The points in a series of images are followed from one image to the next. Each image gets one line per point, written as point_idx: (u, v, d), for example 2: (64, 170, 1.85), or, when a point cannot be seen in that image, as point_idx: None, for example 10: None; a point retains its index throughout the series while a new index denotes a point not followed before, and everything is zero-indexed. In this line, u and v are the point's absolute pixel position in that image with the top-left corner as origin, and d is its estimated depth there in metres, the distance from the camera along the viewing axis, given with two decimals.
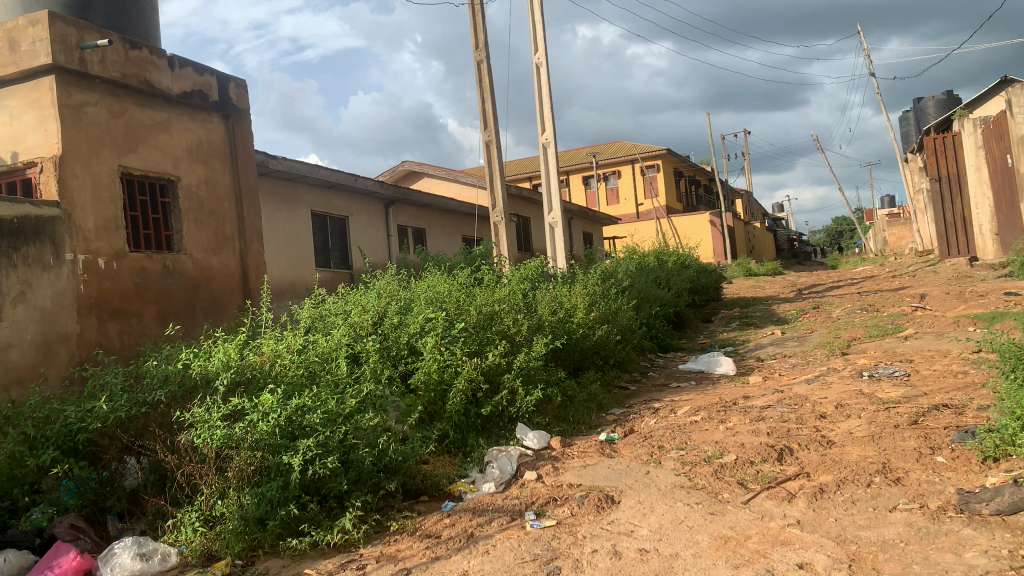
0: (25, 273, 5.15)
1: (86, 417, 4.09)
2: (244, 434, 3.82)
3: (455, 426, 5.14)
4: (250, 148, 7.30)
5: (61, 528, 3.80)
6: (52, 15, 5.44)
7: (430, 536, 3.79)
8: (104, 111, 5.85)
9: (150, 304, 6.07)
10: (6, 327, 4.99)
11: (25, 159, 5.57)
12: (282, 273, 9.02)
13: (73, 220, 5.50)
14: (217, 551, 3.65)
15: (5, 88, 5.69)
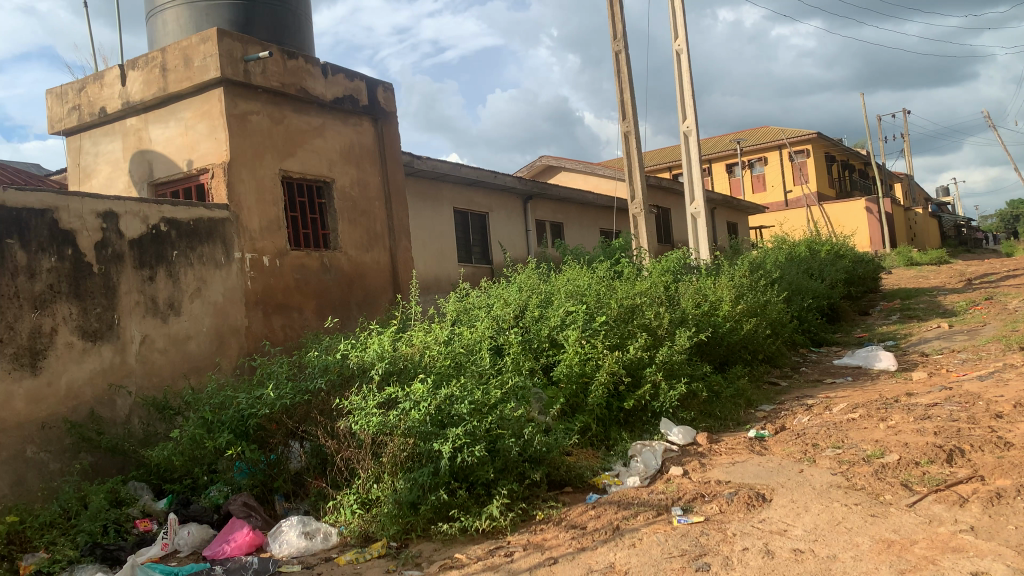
0: (200, 270, 5.64)
1: (255, 404, 4.41)
2: (397, 421, 3.99)
3: (597, 419, 5.16)
4: (398, 149, 7.58)
5: (235, 505, 4.15)
6: (221, 32, 5.87)
7: (575, 526, 3.82)
8: (266, 118, 6.27)
9: (310, 299, 6.46)
10: (186, 321, 5.52)
11: (199, 167, 6.06)
12: (427, 268, 9.33)
13: (241, 221, 5.94)
14: (374, 532, 3.86)
15: (181, 101, 6.19)
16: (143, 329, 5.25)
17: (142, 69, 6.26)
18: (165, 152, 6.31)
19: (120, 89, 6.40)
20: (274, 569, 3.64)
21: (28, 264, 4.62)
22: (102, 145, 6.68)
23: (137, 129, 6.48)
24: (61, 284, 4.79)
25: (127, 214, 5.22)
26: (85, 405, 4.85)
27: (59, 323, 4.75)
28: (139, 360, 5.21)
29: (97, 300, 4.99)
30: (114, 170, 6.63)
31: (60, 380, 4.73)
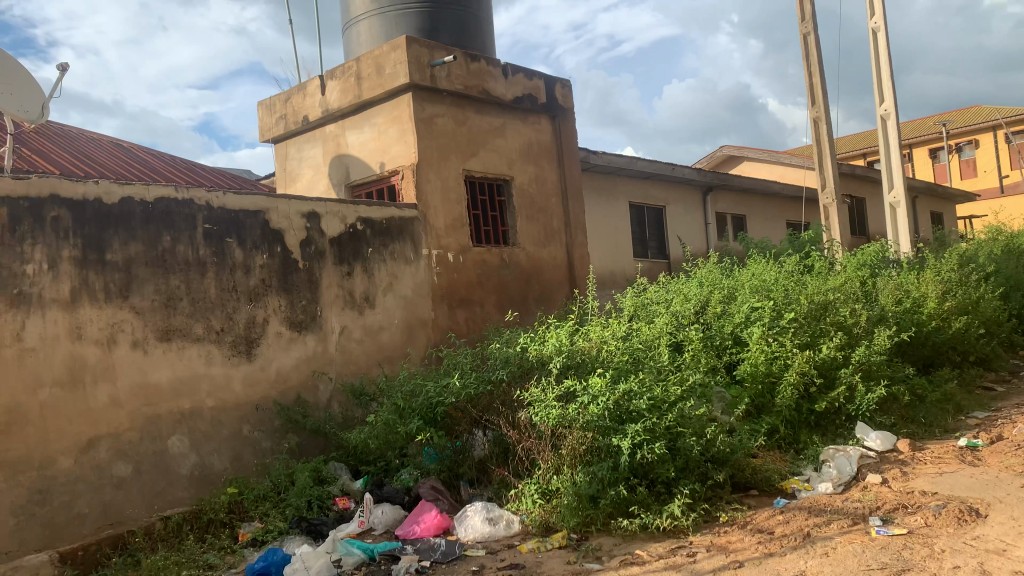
0: (392, 266, 5.99)
1: (443, 392, 4.58)
2: (576, 414, 4.00)
3: (787, 422, 4.95)
4: (576, 145, 7.62)
5: (424, 488, 4.41)
6: (409, 40, 6.17)
7: (762, 531, 3.67)
8: (450, 121, 6.53)
9: (492, 293, 6.66)
10: (379, 314, 5.89)
11: (390, 169, 6.42)
12: (604, 263, 9.33)
13: (428, 220, 6.23)
14: (555, 523, 3.95)
15: (374, 107, 6.57)
16: (342, 320, 5.66)
17: (340, 79, 6.72)
18: (360, 156, 6.71)
19: (320, 98, 6.91)
20: (461, 552, 3.82)
21: (243, 261, 5.14)
22: (305, 151, 7.24)
23: (335, 135, 6.96)
24: (271, 279, 5.27)
25: (328, 214, 5.63)
26: (292, 390, 5.31)
27: (270, 313, 5.24)
28: (338, 349, 5.62)
29: (302, 293, 5.43)
30: (315, 173, 7.16)
31: (271, 366, 5.22)
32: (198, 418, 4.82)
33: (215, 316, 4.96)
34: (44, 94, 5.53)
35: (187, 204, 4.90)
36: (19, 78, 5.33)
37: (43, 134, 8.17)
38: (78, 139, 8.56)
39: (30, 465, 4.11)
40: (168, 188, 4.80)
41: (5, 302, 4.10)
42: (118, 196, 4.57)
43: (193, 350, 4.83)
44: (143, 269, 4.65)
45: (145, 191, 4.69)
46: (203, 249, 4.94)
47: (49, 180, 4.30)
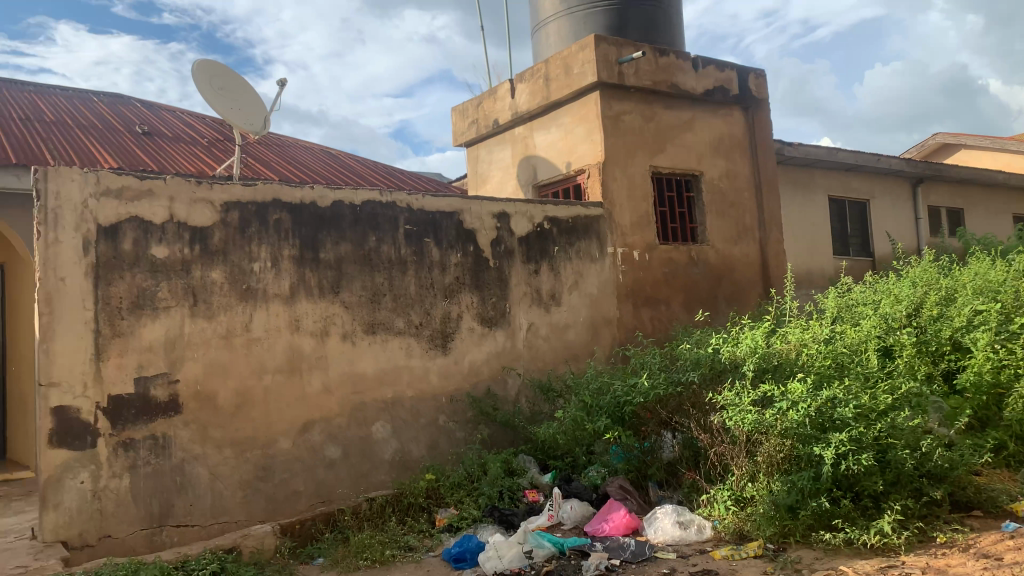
0: (578, 264, 6.04)
1: (631, 392, 4.47)
2: (773, 421, 3.81)
3: (1016, 437, 4.55)
4: (770, 138, 7.30)
5: (612, 487, 4.45)
6: (598, 38, 6.18)
7: (988, 556, 3.34)
8: (638, 117, 6.47)
9: (679, 292, 6.53)
10: (565, 311, 5.96)
11: (577, 168, 6.47)
12: (799, 261, 8.86)
13: (614, 218, 6.22)
14: (750, 531, 3.84)
15: (562, 107, 6.64)
16: (530, 317, 5.78)
17: (529, 81, 6.85)
18: (548, 156, 6.81)
19: (510, 101, 7.09)
20: (651, 554, 3.79)
21: (440, 259, 5.38)
22: (495, 153, 7.46)
23: (524, 137, 7.10)
24: (465, 276, 5.49)
25: (517, 213, 5.78)
26: (483, 383, 5.50)
27: (463, 310, 5.46)
28: (527, 345, 5.75)
29: (493, 290, 5.62)
30: (504, 174, 7.36)
31: (464, 360, 5.44)
32: (399, 407, 5.12)
33: (414, 311, 5.24)
34: (265, 107, 6.08)
35: (390, 206, 5.20)
36: (244, 95, 5.91)
37: (264, 145, 8.99)
38: (293, 148, 9.35)
39: (256, 444, 4.56)
40: (373, 192, 5.13)
41: (236, 296, 4.57)
42: (330, 200, 4.95)
43: (394, 343, 5.13)
44: (351, 266, 5.00)
45: (353, 195, 5.05)
46: (403, 248, 5.23)
47: (272, 187, 4.73)
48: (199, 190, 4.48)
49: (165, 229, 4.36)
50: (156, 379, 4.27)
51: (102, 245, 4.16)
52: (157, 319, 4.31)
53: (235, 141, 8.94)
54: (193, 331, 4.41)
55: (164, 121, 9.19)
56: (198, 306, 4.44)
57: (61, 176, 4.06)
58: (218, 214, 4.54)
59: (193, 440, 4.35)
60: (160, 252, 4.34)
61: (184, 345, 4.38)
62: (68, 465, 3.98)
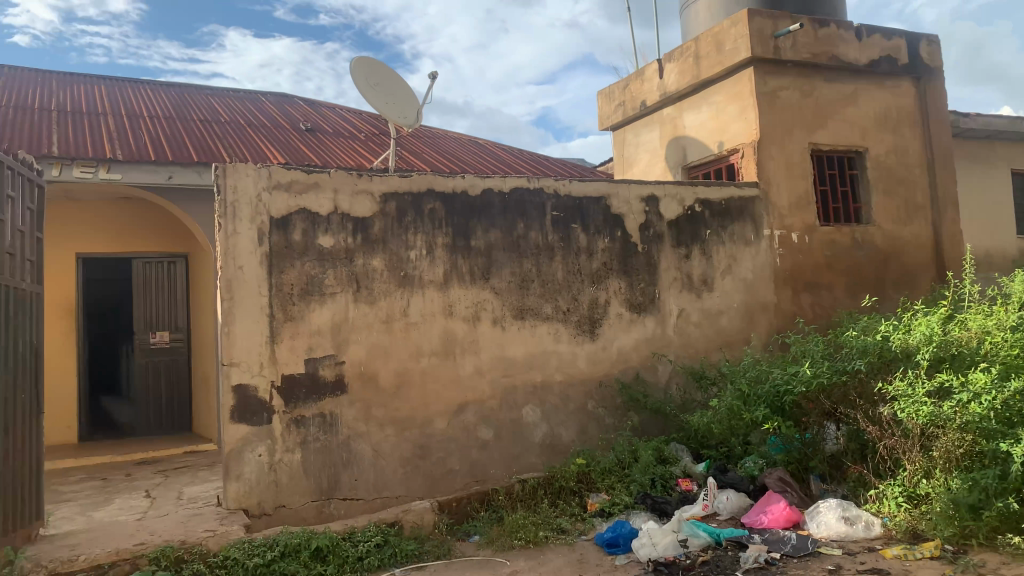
0: (732, 248, 5.86)
1: (791, 380, 4.30)
2: (952, 413, 3.58)
3: None
4: (945, 109, 6.75)
5: (771, 479, 4.27)
6: (752, 12, 5.92)
7: None
8: (796, 93, 6.16)
9: (842, 276, 6.19)
10: (718, 296, 5.80)
11: (729, 148, 6.26)
12: (977, 241, 8.16)
13: (770, 198, 5.98)
14: (925, 531, 3.63)
15: (713, 86, 6.43)
16: (681, 302, 5.67)
17: (677, 61, 6.68)
18: (699, 137, 6.63)
19: (659, 81, 6.94)
20: (814, 549, 3.63)
21: (588, 244, 5.38)
22: (642, 136, 7.34)
23: (673, 117, 6.92)
24: (614, 261, 5.46)
25: (667, 196, 5.67)
26: (632, 368, 5.46)
27: (612, 295, 5.43)
28: (678, 332, 5.65)
29: (642, 275, 5.55)
30: (652, 157, 7.24)
31: (613, 346, 5.41)
32: (549, 391, 5.17)
33: (563, 297, 5.27)
34: (417, 100, 6.27)
35: (538, 192, 5.25)
36: (397, 90, 6.11)
37: (416, 137, 9.31)
38: (443, 139, 9.62)
39: (414, 423, 4.75)
40: (522, 178, 5.19)
41: (394, 283, 4.76)
42: (481, 188, 5.06)
43: (543, 328, 5.19)
44: (501, 253, 5.09)
45: (503, 182, 5.13)
46: (552, 234, 5.26)
47: (426, 177, 4.89)
48: (359, 182, 4.71)
49: (330, 219, 4.61)
50: (323, 361, 4.54)
51: (275, 235, 4.45)
52: (324, 304, 4.57)
53: (390, 134, 9.30)
54: (356, 315, 4.64)
55: (325, 117, 9.70)
56: (360, 293, 4.66)
57: (237, 172, 4.38)
58: (377, 205, 4.74)
59: (357, 419, 4.59)
60: (326, 242, 4.59)
61: (348, 329, 4.62)
62: (248, 439, 4.30)
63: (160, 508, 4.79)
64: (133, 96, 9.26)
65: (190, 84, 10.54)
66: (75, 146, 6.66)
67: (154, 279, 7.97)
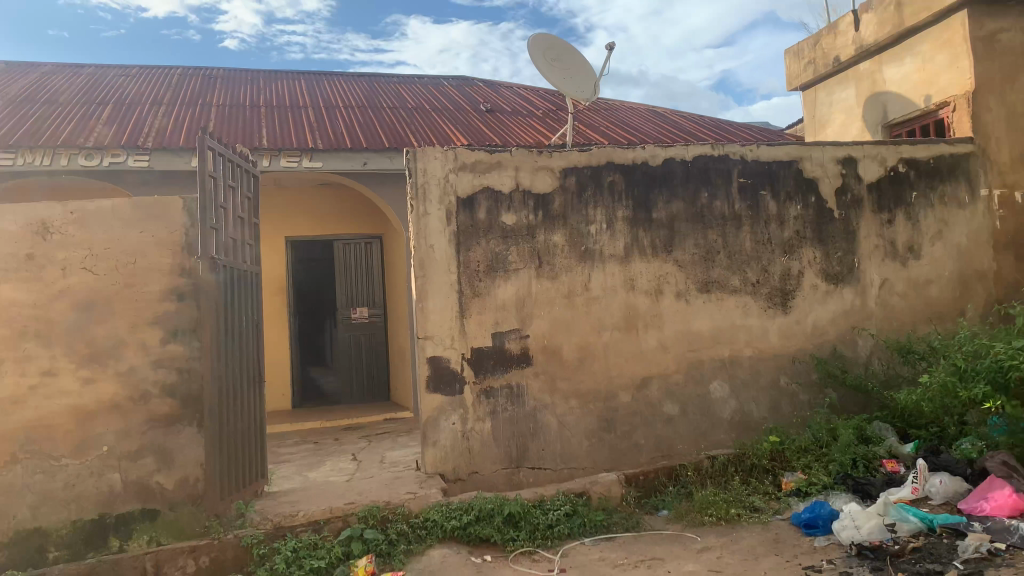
0: (942, 212, 5.39)
1: None
2: None
3: None
4: None
5: (992, 463, 3.86)
6: None
7: None
8: (1020, 34, 5.48)
9: None
10: (927, 265, 5.35)
11: (938, 101, 5.71)
12: None
13: (987, 154, 5.47)
14: None
15: (918, 34, 5.86)
16: (884, 272, 5.28)
17: (876, 10, 6.14)
18: (901, 92, 6.09)
19: (854, 34, 6.44)
20: None
21: (778, 213, 5.13)
22: (836, 94, 6.86)
23: (871, 72, 6.40)
24: (806, 230, 5.17)
25: (865, 158, 5.28)
26: (829, 342, 5.17)
27: (806, 266, 5.15)
28: (879, 304, 5.27)
29: (838, 244, 5.22)
30: (847, 117, 6.76)
31: (807, 319, 5.15)
32: (738, 365, 5.02)
33: (751, 268, 5.07)
34: (594, 74, 6.20)
35: (723, 160, 5.06)
36: (575, 65, 6.10)
37: (594, 111, 9.27)
38: (621, 111, 9.52)
39: (599, 397, 4.78)
40: (705, 146, 5.03)
41: (576, 258, 4.80)
42: (663, 158, 4.95)
43: (731, 301, 5.03)
44: (684, 225, 4.98)
45: (685, 151, 4.99)
46: (738, 203, 5.07)
47: (606, 149, 4.86)
48: (540, 158, 4.77)
49: (513, 197, 4.71)
50: (510, 335, 4.66)
51: (461, 215, 4.62)
52: (509, 280, 4.68)
53: (567, 109, 9.33)
54: (539, 290, 4.73)
55: (504, 97, 9.89)
56: (543, 268, 4.74)
57: (426, 155, 4.57)
58: (558, 180, 4.79)
59: (543, 391, 4.69)
60: (509, 219, 4.70)
61: (532, 304, 4.71)
62: (442, 409, 4.52)
63: (366, 470, 5.17)
64: (328, 88, 9.91)
65: (378, 74, 11.12)
66: (281, 138, 7.25)
67: (353, 259, 8.56)
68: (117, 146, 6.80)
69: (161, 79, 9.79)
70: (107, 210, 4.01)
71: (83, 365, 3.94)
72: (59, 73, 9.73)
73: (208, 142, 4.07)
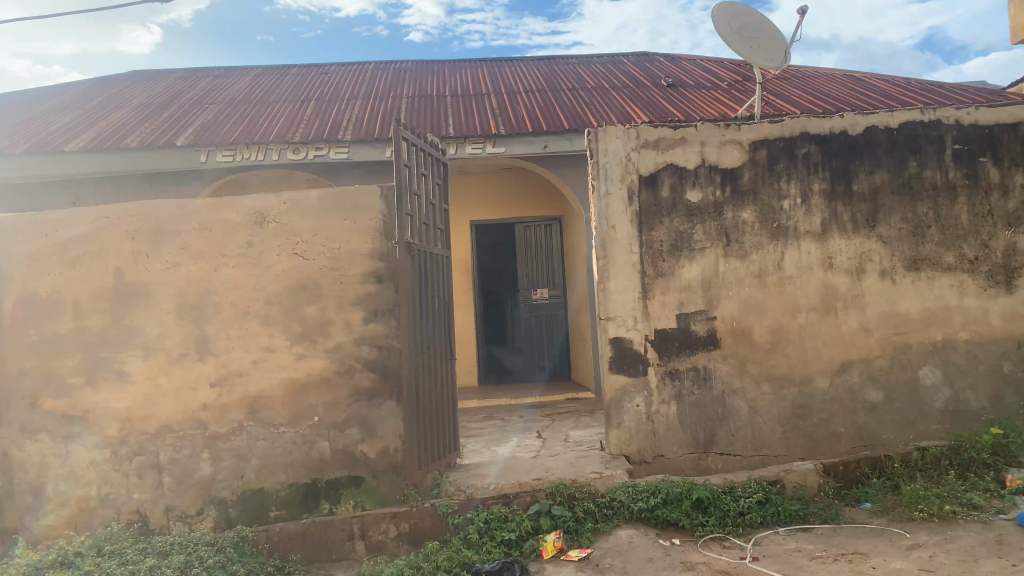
0: None
1: None
2: None
3: None
4: None
5: None
6: None
7: None
8: None
9: None
10: None
11: None
12: None
13: None
14: None
15: None
16: None
17: None
18: None
19: None
20: None
21: (1001, 181, 4.62)
22: None
23: None
24: None
25: None
26: None
27: None
28: None
29: None
30: None
31: None
32: (952, 349, 4.60)
33: (969, 243, 4.61)
34: (785, 39, 5.84)
35: (934, 125, 4.63)
36: (765, 30, 5.80)
37: (784, 80, 8.79)
38: (814, 78, 8.96)
39: (793, 381, 4.55)
40: (913, 111, 4.63)
41: (767, 235, 4.58)
42: (864, 126, 4.61)
43: (944, 280, 4.61)
44: (889, 197, 4.61)
45: (890, 117, 4.62)
46: (953, 172, 4.62)
47: (800, 120, 4.60)
48: (727, 132, 4.59)
49: (699, 173, 4.58)
50: (696, 316, 4.54)
51: (644, 193, 4.55)
52: (695, 259, 4.56)
53: (754, 79, 8.91)
54: (727, 270, 4.56)
55: (686, 71, 9.61)
56: (731, 247, 4.57)
57: (608, 134, 4.55)
58: (747, 154, 4.59)
59: (732, 374, 4.54)
60: (694, 197, 4.57)
61: (720, 284, 4.56)
62: (625, 390, 4.51)
63: (552, 448, 5.27)
64: (510, 73, 10.10)
65: (556, 57, 11.19)
66: (466, 125, 7.50)
67: (533, 240, 8.71)
68: (321, 140, 7.33)
69: (356, 75, 10.43)
70: (314, 199, 4.33)
71: (296, 342, 4.30)
72: (269, 76, 10.64)
73: (402, 133, 4.28)
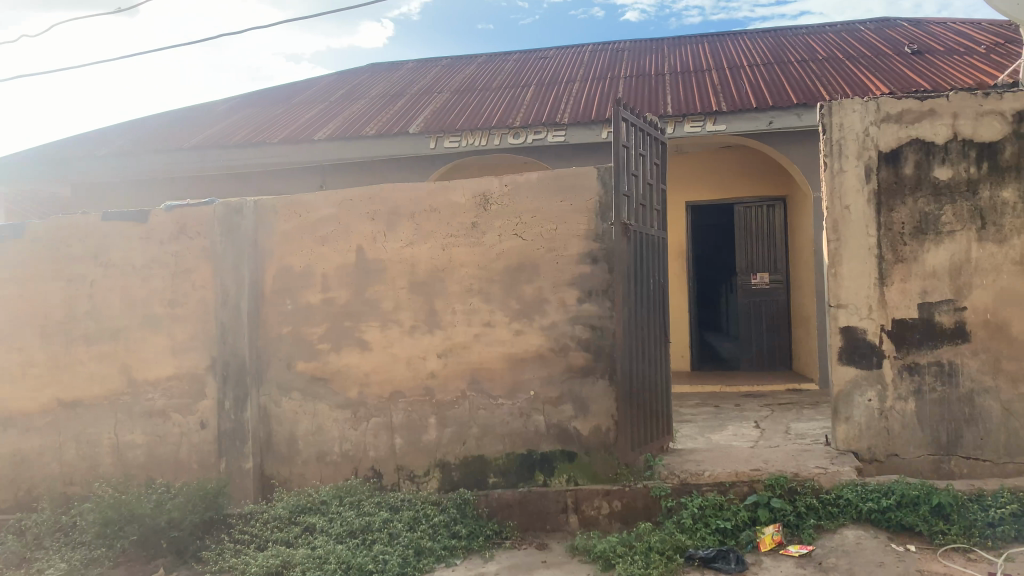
0: None
1: None
2: None
3: None
4: None
5: None
6: None
7: None
8: None
9: None
10: None
11: None
12: None
13: None
14: None
15: None
16: None
17: None
18: None
19: None
20: None
21: None
22: None
23: None
24: None
25: None
26: None
27: None
28: None
29: None
30: None
31: None
32: None
33: None
34: None
35: None
36: None
37: None
38: None
39: None
40: None
41: None
42: None
43: None
44: None
45: None
46: None
47: None
48: (986, 102, 4.12)
49: (950, 148, 4.15)
50: (942, 306, 4.14)
51: (884, 171, 4.20)
52: (941, 244, 4.15)
53: (1020, 41, 7.87)
54: (981, 256, 4.11)
55: (934, 35, 8.70)
56: (987, 230, 4.11)
57: (844, 108, 4.25)
58: (1010, 126, 4.09)
59: (984, 371, 4.09)
60: (943, 174, 4.15)
61: (972, 271, 4.12)
62: (856, 382, 4.22)
63: (771, 439, 5.07)
64: (732, 48, 9.72)
65: (783, 28, 10.59)
66: (685, 103, 7.34)
67: (754, 222, 8.37)
68: (540, 124, 7.51)
69: (574, 58, 10.54)
70: (533, 180, 4.46)
71: (515, 319, 4.47)
72: (492, 63, 11.02)
73: (621, 114, 4.29)
